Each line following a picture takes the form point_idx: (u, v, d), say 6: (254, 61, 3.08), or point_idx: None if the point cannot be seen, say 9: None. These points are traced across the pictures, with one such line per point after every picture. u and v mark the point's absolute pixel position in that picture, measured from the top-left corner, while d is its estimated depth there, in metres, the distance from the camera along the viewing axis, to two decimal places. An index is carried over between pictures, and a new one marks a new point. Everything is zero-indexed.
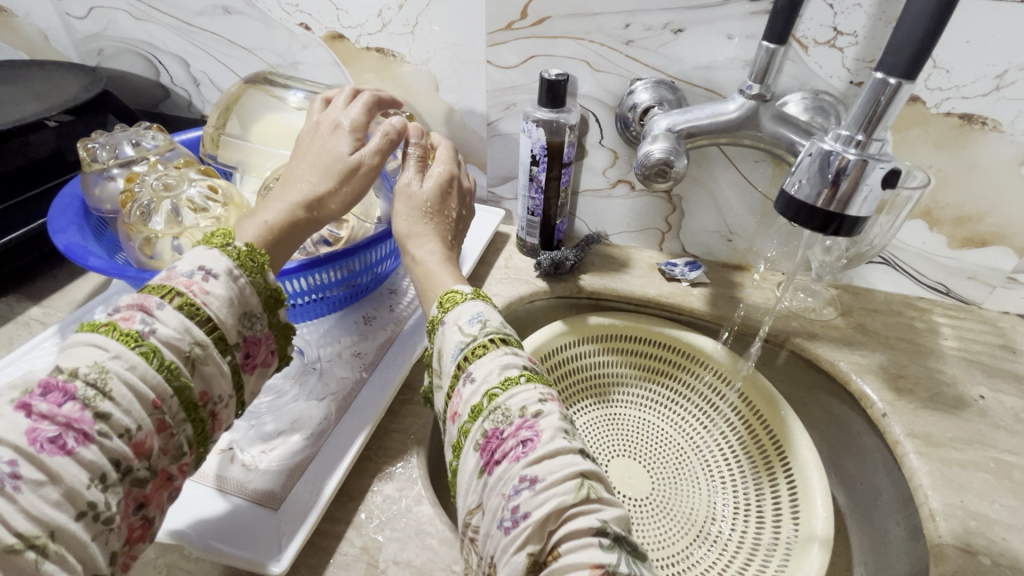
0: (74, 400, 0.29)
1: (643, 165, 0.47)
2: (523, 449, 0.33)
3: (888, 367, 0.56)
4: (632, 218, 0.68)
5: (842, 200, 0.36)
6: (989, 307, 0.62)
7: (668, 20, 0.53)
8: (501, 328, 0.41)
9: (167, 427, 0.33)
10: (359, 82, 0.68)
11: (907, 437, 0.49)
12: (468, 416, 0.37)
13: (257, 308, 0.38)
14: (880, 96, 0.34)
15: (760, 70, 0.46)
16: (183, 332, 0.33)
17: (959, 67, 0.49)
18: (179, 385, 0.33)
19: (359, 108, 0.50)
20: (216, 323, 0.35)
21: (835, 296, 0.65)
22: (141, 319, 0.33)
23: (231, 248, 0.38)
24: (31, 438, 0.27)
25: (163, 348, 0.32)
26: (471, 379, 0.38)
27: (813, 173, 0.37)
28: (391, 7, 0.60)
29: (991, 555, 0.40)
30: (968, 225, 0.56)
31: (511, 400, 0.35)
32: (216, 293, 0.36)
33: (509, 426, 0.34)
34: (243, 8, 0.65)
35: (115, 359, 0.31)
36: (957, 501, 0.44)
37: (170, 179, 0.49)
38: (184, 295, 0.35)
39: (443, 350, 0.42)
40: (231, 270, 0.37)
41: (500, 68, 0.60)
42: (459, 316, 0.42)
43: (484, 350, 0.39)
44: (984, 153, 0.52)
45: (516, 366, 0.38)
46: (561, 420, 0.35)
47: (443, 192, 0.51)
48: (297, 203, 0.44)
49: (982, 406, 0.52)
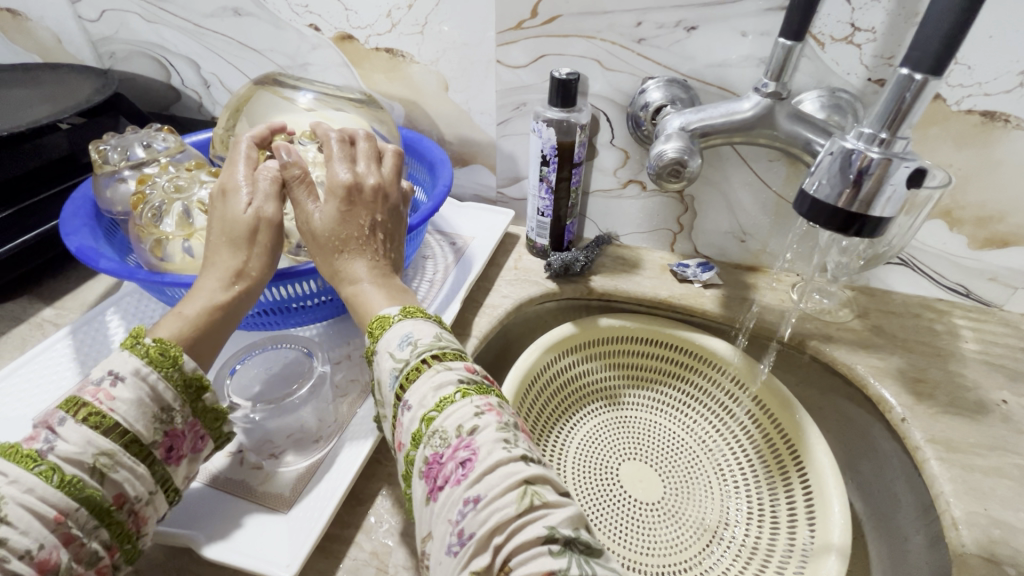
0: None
1: (656, 165, 0.46)
2: (462, 471, 0.33)
3: (907, 370, 0.55)
4: (643, 219, 0.67)
5: (863, 200, 0.35)
6: (1011, 309, 0.61)
7: (681, 18, 0.52)
8: (433, 343, 0.40)
9: (77, 539, 0.31)
10: (368, 83, 0.68)
11: (927, 443, 0.48)
12: (410, 443, 0.36)
13: (173, 401, 0.37)
14: (905, 92, 0.33)
15: (775, 68, 0.45)
16: (86, 444, 0.32)
17: (981, 63, 0.48)
18: (86, 495, 0.32)
19: (239, 164, 0.47)
20: (125, 428, 0.34)
21: (851, 298, 0.63)
22: (44, 438, 0.32)
23: (139, 345, 0.37)
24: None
25: (64, 464, 0.31)
26: (407, 408, 0.37)
27: (834, 173, 0.36)
28: (400, 7, 0.60)
29: (1017, 566, 0.39)
30: (990, 225, 0.55)
31: (447, 420, 0.35)
32: (124, 397, 0.35)
33: (447, 449, 0.34)
34: (253, 9, 0.65)
35: (11, 484, 0.30)
36: (982, 508, 0.43)
37: (182, 181, 0.49)
38: (88, 405, 0.34)
39: (380, 380, 0.40)
40: (139, 369, 0.36)
41: (511, 67, 0.60)
42: (390, 339, 0.41)
43: (417, 374, 0.38)
44: (1007, 151, 0.51)
45: (450, 384, 0.37)
46: (499, 430, 0.34)
47: (344, 208, 0.45)
48: (216, 289, 0.42)
49: (1004, 411, 0.51)
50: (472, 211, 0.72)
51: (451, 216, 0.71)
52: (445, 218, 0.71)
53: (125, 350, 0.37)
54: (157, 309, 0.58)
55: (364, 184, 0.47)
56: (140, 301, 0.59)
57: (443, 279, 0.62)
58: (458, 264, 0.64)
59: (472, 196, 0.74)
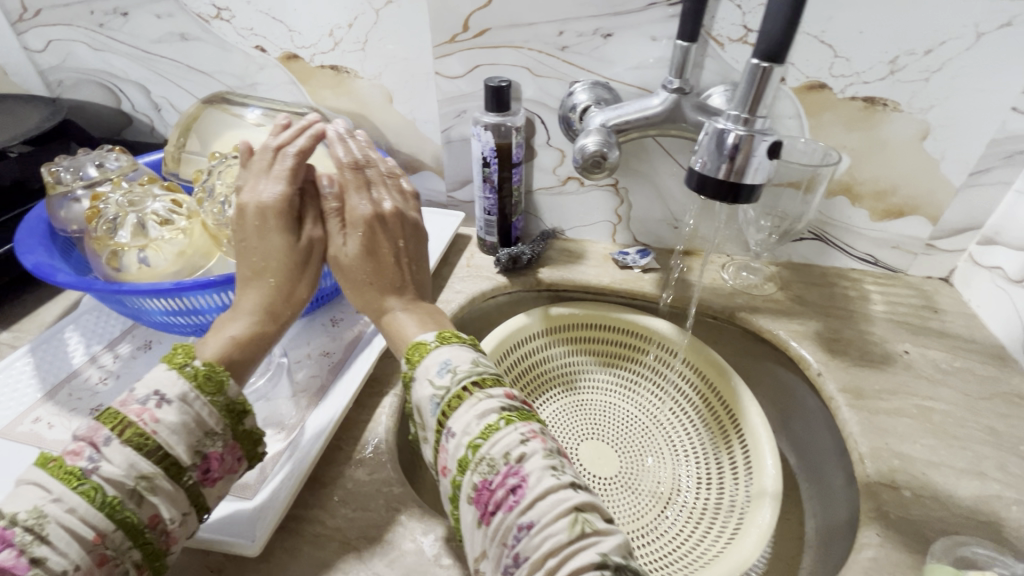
0: (11, 546, 0.30)
1: (579, 158, 0.51)
2: (513, 497, 0.35)
3: (824, 332, 0.60)
4: (584, 213, 0.72)
5: (739, 171, 0.38)
6: (914, 274, 0.68)
7: (597, 27, 0.58)
8: (471, 369, 0.41)
9: (110, 560, 0.33)
10: (315, 98, 0.71)
11: (839, 392, 0.53)
12: (457, 469, 0.38)
13: (216, 424, 0.38)
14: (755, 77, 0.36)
15: (677, 67, 0.51)
16: (128, 467, 0.34)
17: (857, 55, 0.54)
18: (124, 516, 0.33)
19: (280, 180, 0.48)
20: (165, 450, 0.35)
21: (775, 273, 0.69)
22: (88, 456, 0.34)
23: (188, 367, 0.39)
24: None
25: (105, 485, 0.33)
26: (451, 434, 0.38)
27: (712, 150, 0.39)
28: (341, 26, 0.64)
29: (912, 488, 0.44)
30: (886, 198, 0.62)
31: (494, 448, 0.37)
32: (168, 419, 0.36)
33: (496, 475, 0.36)
34: (199, 34, 0.68)
35: (56, 502, 0.32)
36: (884, 443, 0.48)
37: (135, 194, 0.50)
38: (133, 426, 0.35)
39: (421, 405, 0.42)
40: (184, 394, 0.37)
41: (449, 78, 0.64)
42: (429, 366, 0.42)
43: (460, 401, 0.40)
44: (889, 131, 0.58)
45: (493, 411, 0.39)
46: (546, 458, 0.36)
47: (369, 244, 0.49)
48: (258, 315, 0.45)
49: (906, 360, 0.57)
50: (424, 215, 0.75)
51: None
52: None
53: (173, 369, 0.38)
54: (116, 325, 0.59)
55: (390, 213, 0.50)
56: (99, 319, 0.60)
57: None
58: None
59: (424, 201, 0.77)
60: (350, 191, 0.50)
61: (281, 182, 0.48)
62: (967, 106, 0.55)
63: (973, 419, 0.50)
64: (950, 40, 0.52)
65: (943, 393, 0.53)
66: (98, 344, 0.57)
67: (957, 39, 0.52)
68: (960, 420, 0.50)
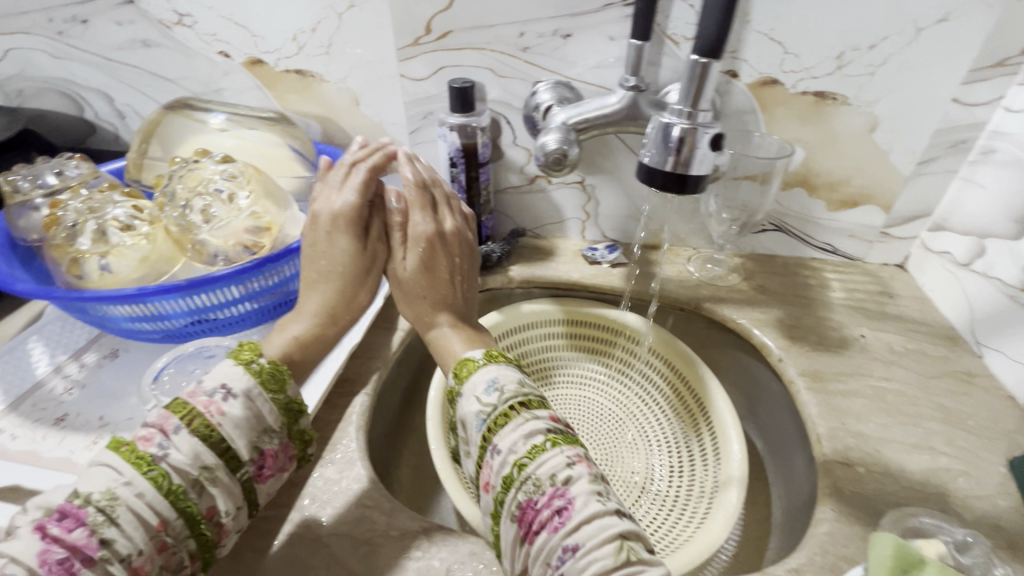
0: (84, 526, 0.32)
1: (541, 155, 0.52)
2: (559, 519, 0.36)
3: (785, 320, 0.62)
4: (553, 210, 0.73)
5: (684, 163, 0.38)
6: (872, 261, 0.71)
7: (557, 27, 0.59)
8: (518, 389, 0.42)
9: (168, 547, 0.34)
10: (282, 103, 0.71)
11: (799, 376, 0.55)
12: (501, 486, 0.39)
13: (275, 423, 0.40)
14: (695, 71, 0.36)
15: (632, 65, 0.52)
16: (194, 457, 0.36)
17: (806, 51, 0.57)
18: (185, 505, 0.35)
19: (351, 191, 0.50)
20: (228, 444, 0.37)
21: (739, 264, 0.71)
22: (158, 443, 0.35)
23: (254, 364, 0.40)
24: (43, 561, 0.31)
25: (173, 473, 0.35)
26: (497, 451, 0.39)
27: (658, 143, 0.38)
28: (305, 30, 0.64)
29: (866, 464, 0.46)
30: (841, 188, 0.65)
31: (540, 468, 0.38)
32: (232, 413, 0.38)
33: (542, 495, 0.37)
34: (162, 40, 0.68)
35: (126, 485, 0.33)
36: (840, 424, 0.50)
37: (95, 201, 0.50)
38: (201, 416, 0.37)
39: (465, 419, 0.43)
40: (250, 389, 0.39)
41: (414, 80, 0.65)
42: (475, 384, 0.43)
43: (506, 418, 0.40)
44: (840, 124, 0.60)
45: (540, 432, 0.39)
46: (592, 483, 0.37)
47: (427, 263, 0.51)
48: (319, 317, 0.48)
49: (863, 344, 0.59)
50: None
51: None
52: None
53: (240, 365, 0.40)
54: (82, 334, 0.59)
55: (446, 237, 0.52)
56: (63, 329, 0.59)
57: None
58: None
59: None
60: (416, 205, 0.51)
61: (353, 193, 0.50)
62: (911, 98, 0.58)
63: (924, 397, 0.52)
64: (891, 36, 0.55)
65: (897, 374, 0.55)
66: (62, 354, 0.56)
67: (898, 34, 0.55)
68: (912, 399, 0.52)
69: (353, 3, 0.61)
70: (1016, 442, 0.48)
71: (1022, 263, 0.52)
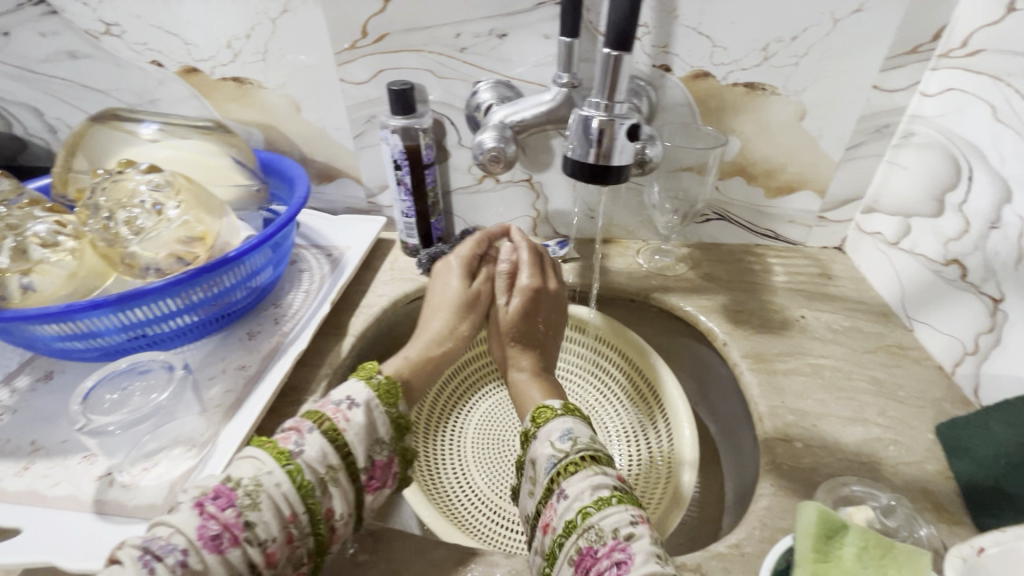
0: (233, 507, 0.38)
1: (479, 155, 0.54)
2: (618, 571, 0.37)
3: (729, 305, 0.64)
4: (504, 209, 0.74)
5: (605, 154, 0.39)
6: (812, 245, 0.73)
7: (492, 27, 0.59)
8: (590, 444, 0.46)
9: (293, 540, 0.40)
10: (220, 112, 0.70)
11: (742, 358, 0.57)
12: (562, 529, 0.41)
13: (384, 434, 0.47)
14: (608, 65, 0.36)
15: (564, 62, 0.53)
16: (321, 457, 0.43)
17: (732, 44, 0.58)
18: (310, 502, 0.41)
19: (471, 243, 0.66)
20: (349, 449, 0.44)
21: (686, 254, 0.73)
22: (295, 441, 0.42)
23: (374, 380, 0.49)
24: (200, 535, 0.37)
25: (305, 468, 0.42)
26: (564, 496, 0.42)
27: (579, 136, 0.39)
28: (238, 37, 0.63)
29: (804, 440, 0.48)
30: (777, 175, 0.67)
31: (604, 520, 0.40)
32: (355, 420, 0.46)
33: (604, 545, 0.38)
34: (90, 51, 0.66)
35: (268, 475, 0.40)
36: (781, 402, 0.51)
37: (14, 219, 0.48)
38: (330, 422, 0.44)
39: (535, 460, 0.47)
40: (369, 401, 0.47)
41: (354, 84, 0.65)
42: (550, 432, 0.48)
43: (576, 467, 0.44)
44: (771, 114, 0.62)
45: (606, 487, 0.42)
46: (652, 544, 0.38)
47: (525, 312, 0.63)
48: (425, 341, 0.59)
49: (802, 324, 0.61)
50: (345, 222, 0.75)
51: (325, 230, 0.74)
52: (320, 232, 0.74)
53: (361, 381, 0.49)
54: (12, 357, 0.56)
55: (542, 295, 0.64)
56: None
57: (319, 288, 0.65)
58: (333, 273, 0.67)
59: (345, 209, 0.77)
60: (525, 266, 0.65)
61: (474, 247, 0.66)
62: (835, 86, 0.60)
63: (859, 371, 0.55)
64: (811, 27, 0.57)
65: (834, 351, 0.57)
66: None
67: (817, 25, 0.57)
68: (847, 373, 0.54)
69: (286, 8, 0.60)
70: (943, 409, 0.50)
71: (942, 240, 0.55)
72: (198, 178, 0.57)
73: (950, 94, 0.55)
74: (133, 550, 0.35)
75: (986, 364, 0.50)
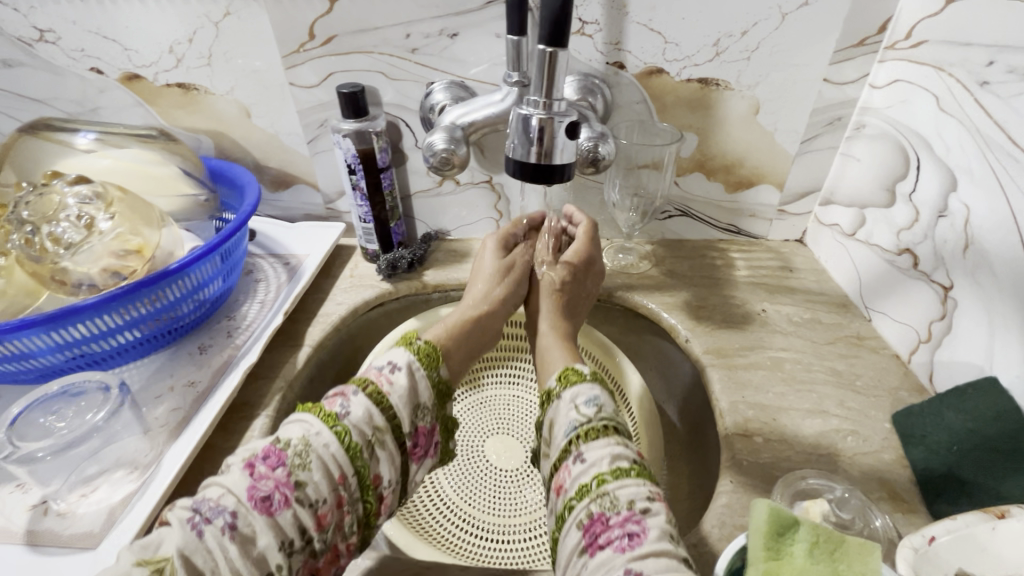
0: (284, 466, 0.38)
1: (430, 157, 0.53)
2: (630, 542, 0.36)
3: (692, 301, 0.64)
4: (465, 212, 0.73)
5: (546, 152, 0.38)
6: (773, 238, 0.74)
7: (442, 27, 0.58)
8: (614, 414, 0.45)
9: (343, 504, 0.41)
10: (167, 119, 0.67)
11: (705, 354, 0.57)
12: (575, 492, 0.40)
13: (425, 400, 0.49)
14: (544, 63, 0.36)
15: (513, 61, 0.52)
16: (366, 418, 0.43)
17: (684, 40, 0.58)
18: (358, 465, 0.42)
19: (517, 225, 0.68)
20: (395, 412, 0.45)
21: (650, 251, 0.73)
22: (340, 404, 0.43)
23: (415, 345, 0.51)
24: (250, 495, 0.37)
25: (351, 430, 0.42)
26: (582, 459, 0.42)
27: (520, 134, 0.39)
28: (181, 42, 0.61)
29: (763, 434, 0.48)
30: (736, 170, 0.67)
31: (620, 490, 0.39)
32: (399, 383, 0.47)
33: (616, 514, 0.37)
34: (24, 59, 0.63)
35: (317, 436, 0.41)
36: (741, 396, 0.51)
37: None
38: (373, 386, 0.45)
39: (556, 422, 0.47)
40: (411, 364, 0.49)
41: (304, 88, 0.63)
42: (577, 396, 0.46)
43: (599, 434, 0.43)
44: (726, 108, 0.63)
45: (626, 459, 0.41)
46: (666, 524, 0.37)
47: (565, 280, 0.62)
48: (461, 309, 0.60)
49: (763, 317, 0.61)
50: (303, 229, 0.73)
51: (282, 238, 0.72)
52: (277, 240, 0.72)
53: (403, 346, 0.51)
54: None
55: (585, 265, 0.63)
56: None
57: (275, 297, 0.63)
58: (290, 282, 0.65)
59: (303, 215, 0.75)
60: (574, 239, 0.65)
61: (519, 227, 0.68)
62: (786, 80, 0.61)
63: (818, 362, 0.55)
64: (761, 21, 0.57)
65: (794, 343, 0.57)
66: None
67: (766, 20, 0.57)
68: (807, 365, 0.55)
69: (229, 11, 0.59)
70: (899, 398, 0.51)
71: (895, 230, 0.56)
72: (137, 188, 0.55)
73: (897, 86, 0.55)
74: (183, 511, 0.35)
75: (939, 351, 0.50)
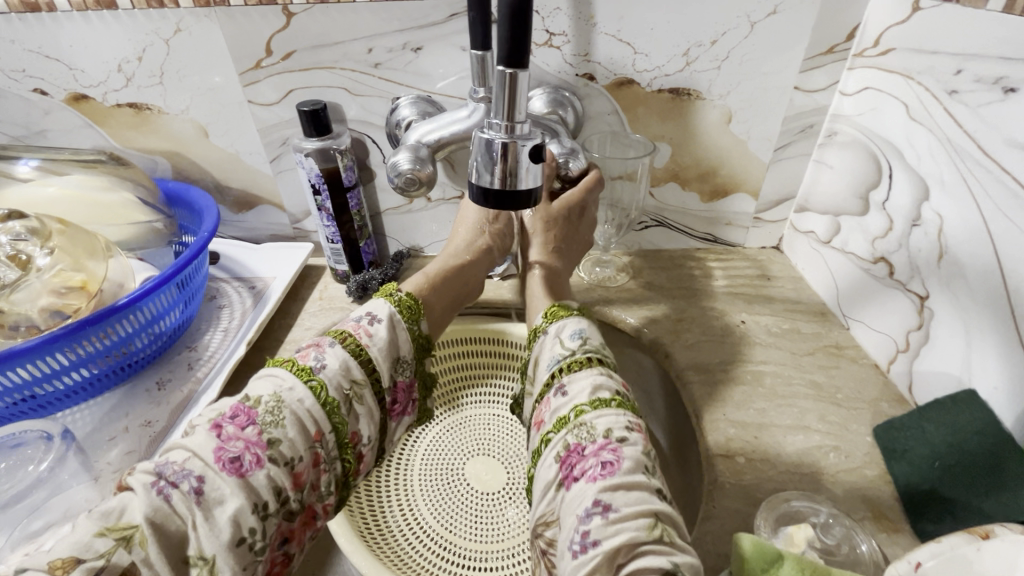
0: (254, 425, 0.38)
1: (395, 178, 0.51)
2: (603, 471, 0.38)
3: (671, 314, 0.63)
4: (438, 228, 0.70)
5: (512, 173, 0.36)
6: (751, 246, 0.73)
7: (406, 41, 0.56)
8: (599, 347, 0.48)
9: (319, 462, 0.41)
10: (119, 140, 0.64)
11: (686, 369, 0.56)
12: (554, 424, 0.43)
13: (405, 353, 0.49)
14: (506, 86, 0.34)
15: (479, 76, 0.50)
16: (344, 369, 0.43)
17: (654, 50, 0.57)
18: (336, 421, 0.42)
19: None
20: (374, 363, 0.45)
21: (627, 263, 0.72)
22: (314, 356, 0.43)
23: (394, 296, 0.51)
24: (218, 457, 0.37)
25: (327, 384, 0.42)
26: (563, 392, 0.44)
27: (484, 156, 0.37)
28: (130, 60, 0.58)
29: (746, 454, 0.47)
30: (711, 179, 0.66)
31: (598, 419, 0.41)
32: (378, 334, 0.47)
33: (593, 443, 0.39)
34: None
35: (289, 391, 0.41)
36: (722, 414, 0.50)
37: None
38: (352, 337, 0.45)
39: (541, 357, 0.50)
40: (391, 316, 0.49)
41: (264, 106, 0.61)
42: (563, 329, 0.49)
43: (582, 365, 0.45)
44: (698, 118, 0.62)
45: (607, 390, 0.43)
46: (642, 454, 0.39)
47: (553, 222, 0.61)
48: (445, 255, 0.60)
49: (742, 329, 0.60)
50: (269, 250, 0.71)
51: (247, 261, 0.69)
52: (242, 263, 0.69)
53: (383, 297, 0.51)
54: None
55: (575, 208, 0.61)
56: None
57: (239, 325, 0.60)
58: (256, 308, 0.62)
59: (269, 236, 0.73)
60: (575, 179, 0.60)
61: None
62: (757, 88, 0.60)
63: (799, 375, 0.54)
64: (729, 31, 0.56)
65: (773, 355, 0.57)
66: None
67: (735, 29, 0.56)
68: (788, 378, 0.54)
69: (179, 28, 0.56)
70: (880, 409, 0.50)
71: (869, 238, 0.55)
72: (82, 218, 0.52)
73: (867, 93, 0.55)
74: (147, 476, 0.35)
75: (917, 361, 0.50)
